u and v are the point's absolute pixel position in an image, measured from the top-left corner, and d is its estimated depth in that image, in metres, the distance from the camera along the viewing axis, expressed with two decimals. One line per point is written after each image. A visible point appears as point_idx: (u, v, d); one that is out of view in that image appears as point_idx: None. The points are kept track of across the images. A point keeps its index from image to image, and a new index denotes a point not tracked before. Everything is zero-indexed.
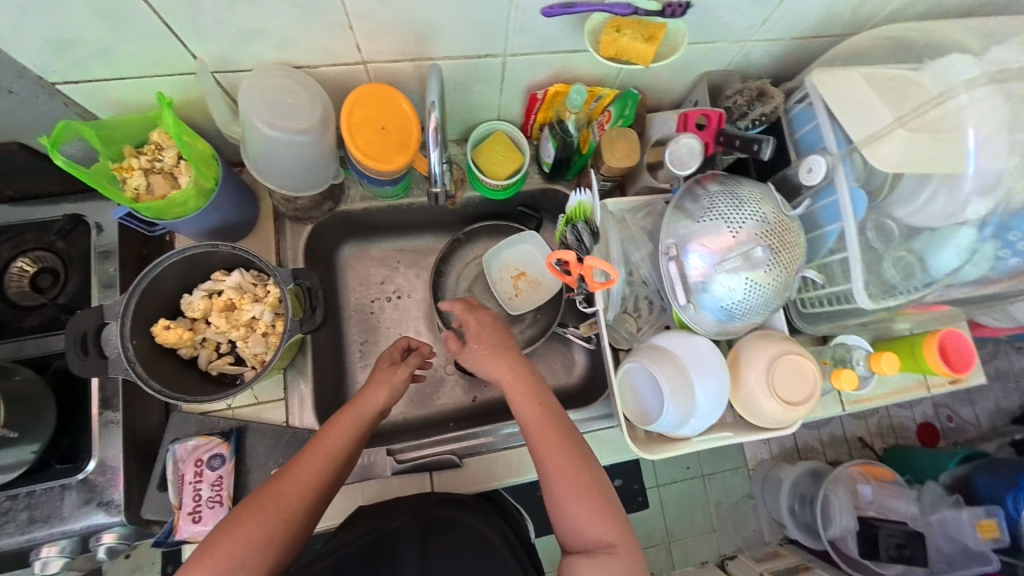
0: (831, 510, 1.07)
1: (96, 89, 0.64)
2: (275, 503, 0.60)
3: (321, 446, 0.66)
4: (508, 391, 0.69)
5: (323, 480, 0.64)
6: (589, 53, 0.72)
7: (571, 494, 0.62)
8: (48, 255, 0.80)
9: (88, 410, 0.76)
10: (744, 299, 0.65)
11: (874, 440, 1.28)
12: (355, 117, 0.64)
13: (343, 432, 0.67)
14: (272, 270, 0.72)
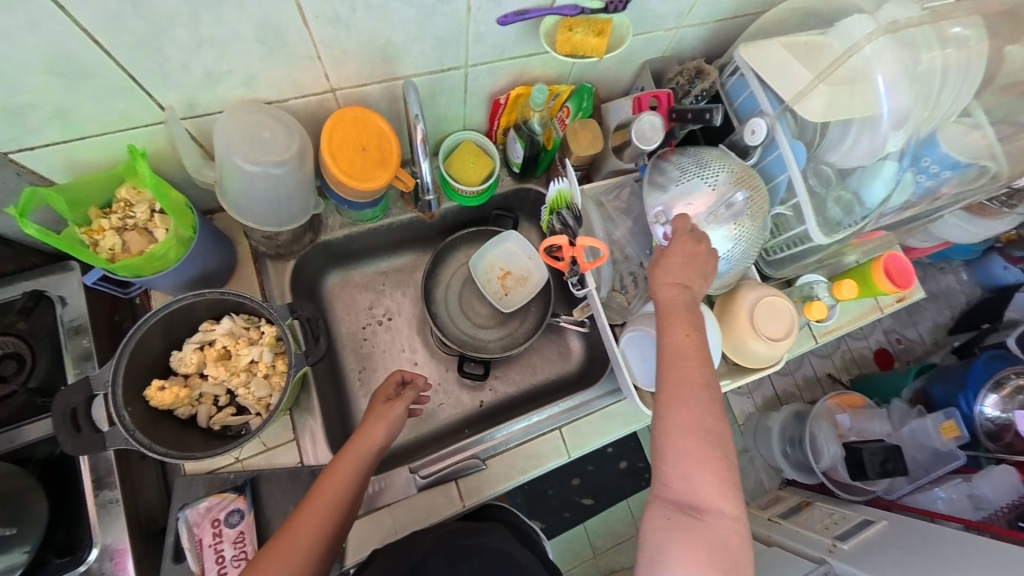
0: (819, 444, 1.16)
1: (53, 153, 0.62)
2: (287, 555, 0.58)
3: (327, 489, 0.64)
4: (663, 334, 0.63)
5: (329, 525, 0.62)
6: (543, 55, 0.77)
7: (693, 441, 0.57)
8: (7, 339, 0.73)
9: (79, 495, 0.69)
10: (735, 247, 0.72)
11: (841, 374, 1.38)
12: (334, 141, 0.65)
13: (346, 472, 0.67)
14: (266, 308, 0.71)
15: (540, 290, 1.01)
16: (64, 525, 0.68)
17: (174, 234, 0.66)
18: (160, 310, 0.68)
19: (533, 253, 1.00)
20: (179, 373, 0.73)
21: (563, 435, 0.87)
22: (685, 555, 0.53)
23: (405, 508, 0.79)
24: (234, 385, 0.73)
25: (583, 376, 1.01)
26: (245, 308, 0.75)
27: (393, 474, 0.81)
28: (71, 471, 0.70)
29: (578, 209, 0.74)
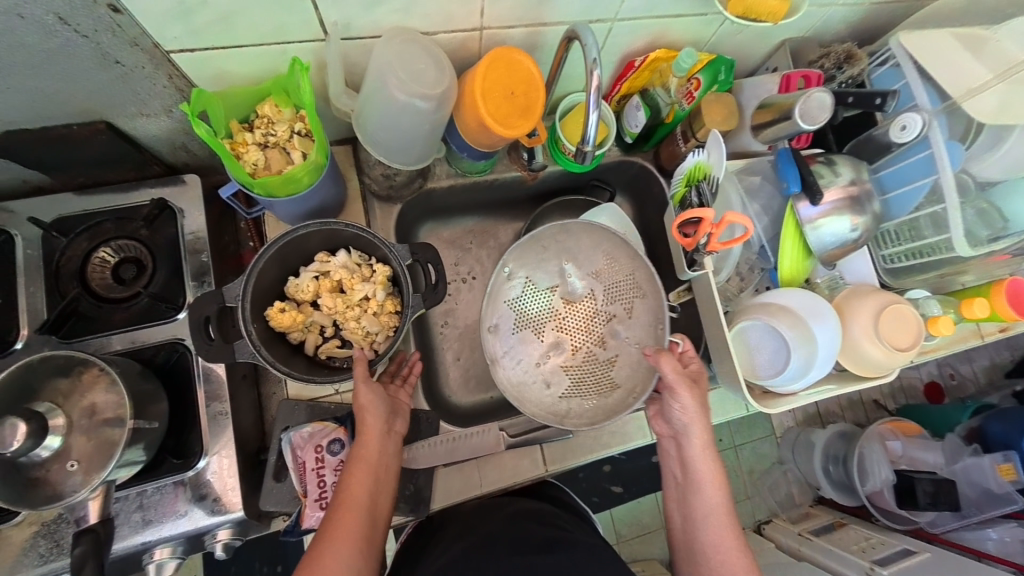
0: (867, 465, 1.11)
1: (209, 60, 0.61)
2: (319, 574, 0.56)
3: (345, 501, 0.62)
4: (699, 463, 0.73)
5: (358, 531, 0.61)
6: (690, 17, 0.73)
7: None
8: (131, 243, 0.75)
9: (194, 401, 0.72)
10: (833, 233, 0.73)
11: (887, 401, 1.31)
12: (487, 81, 0.64)
13: (363, 472, 0.65)
14: (391, 249, 0.70)
15: None
16: (176, 432, 0.72)
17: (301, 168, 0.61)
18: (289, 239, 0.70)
19: (628, 229, 0.96)
20: (294, 299, 0.74)
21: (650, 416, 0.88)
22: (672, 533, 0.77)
23: (490, 465, 0.82)
24: (343, 318, 0.74)
25: None
26: (363, 243, 0.74)
27: (483, 430, 0.80)
28: (187, 380, 0.73)
29: (717, 184, 0.70)
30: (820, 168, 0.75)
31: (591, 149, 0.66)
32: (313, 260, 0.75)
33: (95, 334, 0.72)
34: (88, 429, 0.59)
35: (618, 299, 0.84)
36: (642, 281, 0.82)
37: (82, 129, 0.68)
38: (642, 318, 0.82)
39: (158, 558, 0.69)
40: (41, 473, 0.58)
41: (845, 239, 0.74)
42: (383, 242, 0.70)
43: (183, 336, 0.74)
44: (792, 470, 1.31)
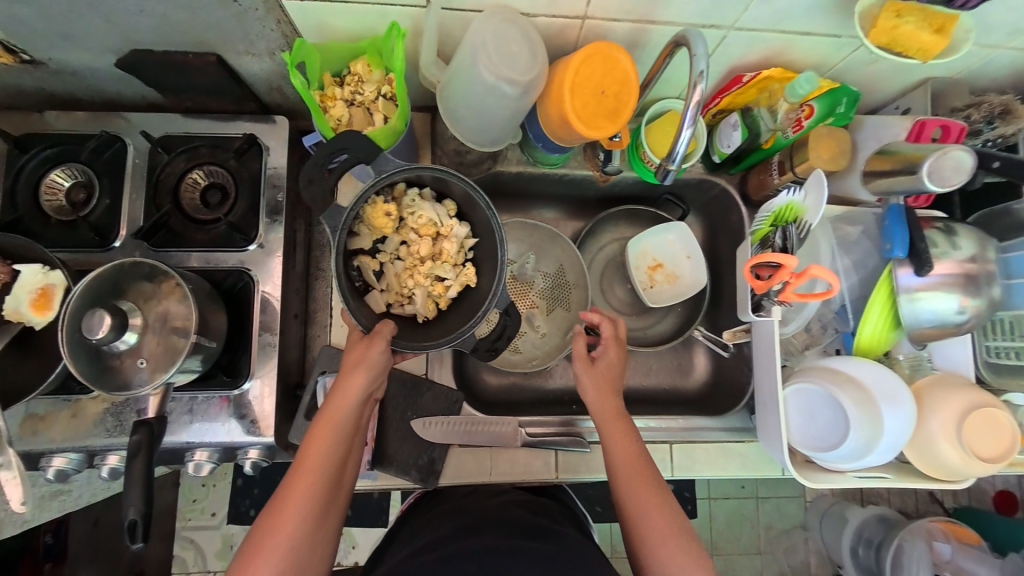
0: (904, 562, 0.99)
1: (316, 11, 0.63)
2: (268, 543, 0.59)
3: (298, 472, 0.62)
4: (603, 428, 0.70)
5: (313, 500, 0.61)
6: (818, 37, 0.65)
7: (658, 536, 0.62)
8: (220, 171, 0.81)
9: (247, 326, 0.79)
10: (932, 313, 0.64)
11: (946, 497, 1.17)
12: (579, 75, 0.61)
13: (328, 445, 0.63)
14: (490, 301, 0.68)
15: (689, 295, 0.92)
16: (229, 351, 0.78)
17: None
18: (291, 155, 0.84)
19: (693, 253, 0.91)
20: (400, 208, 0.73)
21: (672, 451, 0.85)
22: None
23: (504, 457, 0.82)
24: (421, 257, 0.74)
25: (699, 398, 0.94)
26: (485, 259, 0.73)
27: (500, 423, 0.81)
28: (245, 308, 0.79)
29: (808, 230, 0.63)
30: (936, 235, 0.65)
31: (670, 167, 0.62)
32: (443, 202, 0.74)
33: (176, 248, 0.79)
34: (160, 333, 0.66)
35: (552, 297, 0.92)
36: (574, 299, 0.91)
37: (197, 58, 0.74)
38: (557, 325, 0.91)
39: (196, 458, 0.77)
40: (115, 363, 0.64)
41: (946, 319, 0.65)
42: (500, 279, 0.69)
43: (249, 265, 0.80)
44: (815, 540, 1.21)
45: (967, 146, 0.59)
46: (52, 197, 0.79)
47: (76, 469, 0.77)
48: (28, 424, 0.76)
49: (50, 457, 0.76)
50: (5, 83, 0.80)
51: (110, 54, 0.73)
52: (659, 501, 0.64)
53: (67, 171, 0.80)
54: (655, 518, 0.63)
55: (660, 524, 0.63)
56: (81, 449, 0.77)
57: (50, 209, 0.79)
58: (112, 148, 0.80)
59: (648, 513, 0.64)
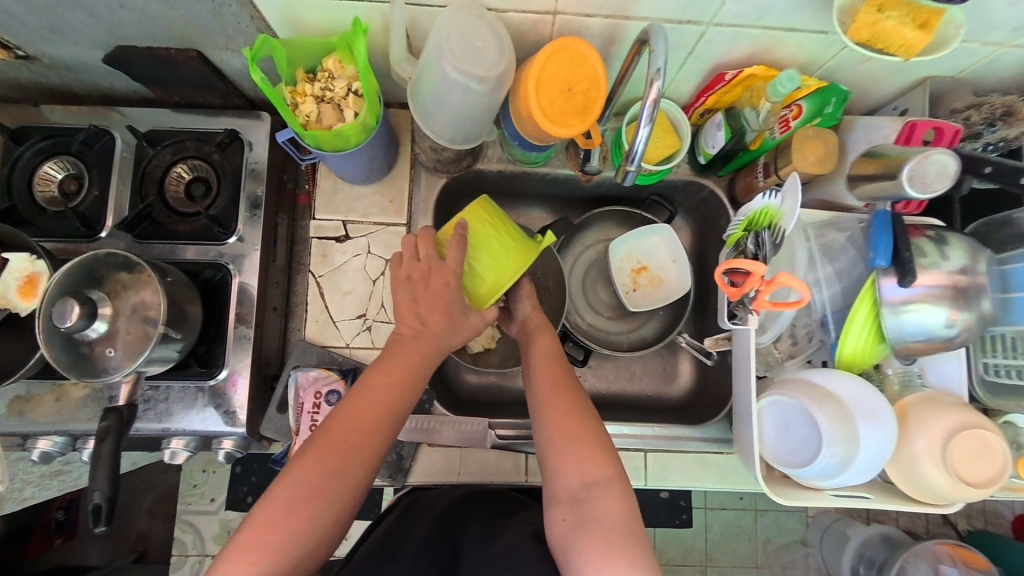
0: None
1: (287, 7, 0.63)
2: (334, 473, 0.57)
3: (370, 406, 0.61)
4: (531, 344, 0.73)
5: (382, 440, 0.61)
6: (804, 33, 0.62)
7: (561, 429, 0.63)
8: (203, 164, 0.83)
9: (224, 318, 0.80)
10: (919, 328, 0.61)
11: (958, 520, 1.11)
12: (544, 73, 0.59)
13: (405, 385, 0.63)
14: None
15: (675, 300, 0.90)
16: (206, 341, 0.80)
17: (506, 271, 0.67)
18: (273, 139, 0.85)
19: (679, 257, 0.89)
20: None
21: (648, 459, 0.83)
22: (554, 516, 0.61)
23: (474, 457, 0.81)
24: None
25: (683, 406, 0.91)
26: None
27: (471, 422, 0.81)
28: (222, 300, 0.80)
29: (782, 236, 0.60)
30: (926, 244, 0.61)
31: (634, 168, 0.60)
32: None
33: (158, 239, 0.81)
34: (132, 320, 0.67)
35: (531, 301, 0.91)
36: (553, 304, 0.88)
37: (179, 54, 0.75)
38: None
39: (173, 446, 0.78)
40: (86, 350, 0.66)
41: (934, 334, 0.61)
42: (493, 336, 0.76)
43: (227, 259, 0.82)
44: (816, 556, 1.15)
45: (953, 149, 0.56)
46: (45, 188, 0.82)
47: (60, 451, 0.80)
48: (16, 405, 0.79)
49: (36, 439, 0.79)
50: (7, 77, 0.83)
51: (97, 49, 0.75)
52: (568, 397, 0.66)
53: (59, 163, 0.82)
54: (557, 409, 0.65)
55: (558, 416, 0.64)
56: (65, 433, 0.79)
57: (43, 199, 0.82)
58: (101, 141, 0.82)
59: (556, 407, 0.65)
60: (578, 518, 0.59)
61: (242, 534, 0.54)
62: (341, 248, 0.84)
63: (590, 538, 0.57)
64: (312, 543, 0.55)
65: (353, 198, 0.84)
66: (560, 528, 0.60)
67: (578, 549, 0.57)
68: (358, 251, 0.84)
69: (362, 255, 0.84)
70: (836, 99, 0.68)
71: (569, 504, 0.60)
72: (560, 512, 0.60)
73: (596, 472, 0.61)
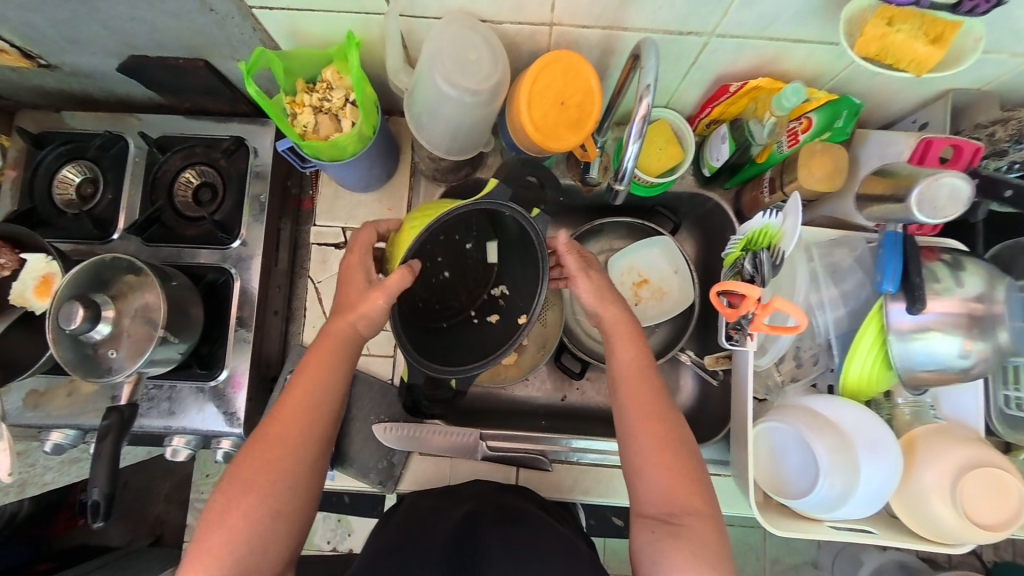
0: None
1: (287, 18, 0.64)
2: (273, 462, 0.58)
3: (298, 398, 0.62)
4: (612, 342, 0.68)
5: (314, 431, 0.61)
6: (813, 44, 0.59)
7: (651, 453, 0.62)
8: (211, 170, 0.85)
9: (226, 319, 0.82)
10: (928, 358, 0.57)
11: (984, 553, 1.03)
12: (536, 85, 0.58)
13: (325, 372, 0.63)
14: (458, 373, 0.63)
15: (676, 313, 0.87)
16: (208, 342, 0.82)
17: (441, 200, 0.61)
18: (276, 145, 0.86)
19: (681, 268, 0.86)
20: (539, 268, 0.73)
21: None
22: (640, 529, 0.60)
23: (464, 467, 0.81)
24: (457, 286, 0.73)
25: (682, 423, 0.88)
26: (489, 339, 0.68)
27: (461, 433, 0.80)
28: (224, 303, 0.82)
29: (781, 257, 0.57)
30: (940, 269, 0.58)
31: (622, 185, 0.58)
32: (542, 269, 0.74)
33: (166, 242, 0.83)
34: (135, 322, 0.69)
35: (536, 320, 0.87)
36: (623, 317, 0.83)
37: (188, 63, 0.77)
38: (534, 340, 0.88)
39: (174, 443, 0.81)
40: (91, 350, 0.68)
41: (946, 365, 0.57)
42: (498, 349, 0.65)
43: (230, 263, 0.83)
44: None
45: (965, 172, 0.52)
46: (64, 191, 0.85)
47: (72, 444, 0.83)
48: (32, 398, 0.82)
49: (49, 431, 0.82)
50: (33, 85, 0.87)
51: (112, 59, 0.78)
52: (657, 421, 0.63)
53: (77, 168, 0.85)
54: (653, 432, 0.63)
55: (643, 436, 0.63)
56: (77, 426, 0.82)
57: (61, 202, 0.85)
58: (116, 146, 0.85)
59: (645, 434, 0.63)
60: (667, 532, 0.58)
61: (206, 518, 0.56)
62: (339, 255, 0.84)
63: (679, 550, 0.57)
64: (255, 538, 0.56)
65: (353, 204, 0.85)
66: (646, 539, 0.59)
67: (663, 558, 0.57)
68: None
69: None
70: (846, 113, 0.65)
71: (660, 525, 0.59)
72: (644, 533, 0.59)
73: (682, 497, 0.60)
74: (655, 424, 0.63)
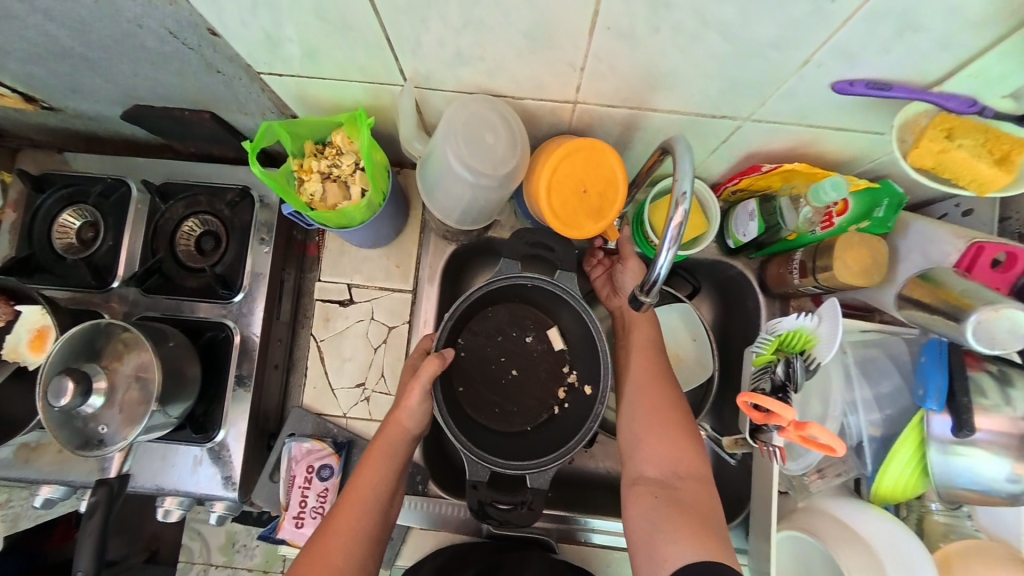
0: None
1: (296, 84, 0.61)
2: (337, 542, 0.60)
3: (360, 485, 0.63)
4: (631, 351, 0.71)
5: (375, 507, 0.63)
6: (854, 132, 0.55)
7: (650, 422, 0.64)
8: (214, 220, 0.82)
9: (223, 377, 0.79)
10: (972, 481, 0.53)
11: None
12: (557, 174, 0.56)
13: (388, 451, 0.65)
14: (530, 470, 0.63)
15: (693, 385, 0.81)
16: (205, 401, 0.79)
17: None
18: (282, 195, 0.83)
19: (699, 336, 0.81)
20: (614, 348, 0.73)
21: None
22: (637, 500, 0.61)
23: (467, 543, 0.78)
24: (530, 384, 0.74)
25: None
26: (571, 424, 0.70)
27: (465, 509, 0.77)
28: (223, 359, 0.79)
29: (816, 364, 0.55)
30: (985, 381, 0.53)
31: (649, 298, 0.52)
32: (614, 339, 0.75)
33: (166, 294, 0.81)
34: (129, 389, 0.66)
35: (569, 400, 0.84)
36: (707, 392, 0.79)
37: (193, 114, 0.74)
38: None
39: (166, 504, 0.78)
40: (81, 419, 0.65)
41: (990, 488, 0.53)
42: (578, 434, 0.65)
43: (230, 317, 0.81)
44: None
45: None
46: (64, 236, 0.83)
47: (62, 498, 0.81)
48: (22, 452, 0.80)
49: (40, 485, 0.80)
50: (36, 125, 0.85)
51: (117, 107, 0.75)
52: (657, 390, 0.67)
53: (78, 212, 0.83)
54: (649, 400, 0.66)
55: (646, 400, 0.66)
56: (67, 482, 0.79)
57: (60, 247, 0.82)
58: (118, 192, 0.82)
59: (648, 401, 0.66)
60: (664, 495, 0.60)
61: None
62: (343, 313, 0.81)
63: (670, 505, 0.58)
64: None
65: (359, 260, 0.82)
66: (644, 505, 0.60)
67: (653, 513, 0.58)
68: (361, 316, 0.81)
69: (365, 320, 0.81)
70: (886, 198, 0.61)
71: (659, 488, 0.61)
72: (640, 497, 0.61)
73: (685, 463, 0.61)
74: (661, 401, 0.66)
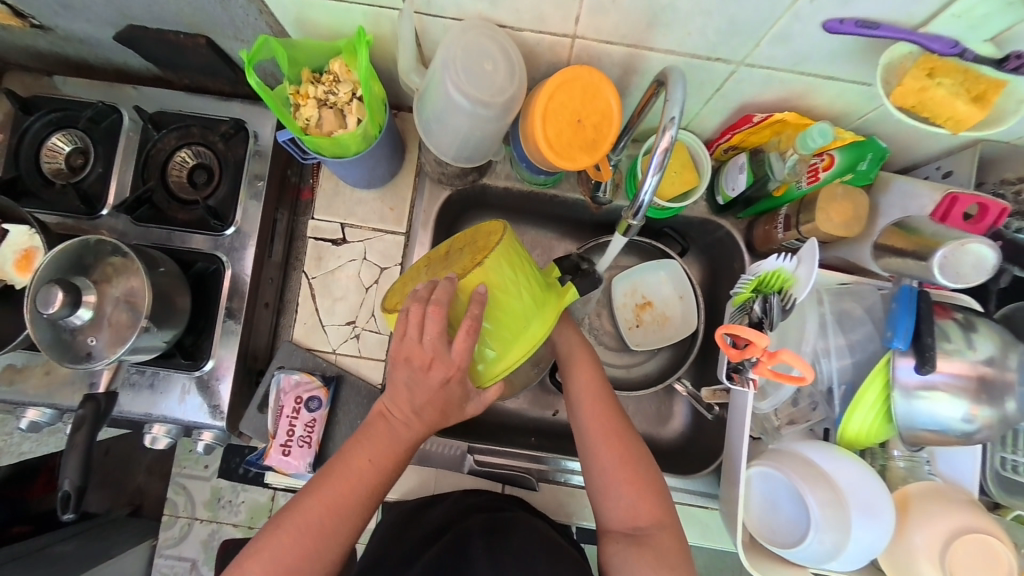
0: None
1: (295, 5, 0.60)
2: (322, 529, 0.54)
3: (351, 475, 0.56)
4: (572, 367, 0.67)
5: (362, 499, 0.56)
6: (843, 82, 0.57)
7: (615, 474, 0.61)
8: (207, 152, 0.81)
9: (214, 308, 0.79)
10: (930, 422, 0.56)
11: None
12: (553, 103, 0.58)
13: (382, 448, 0.57)
14: None
15: (677, 340, 0.84)
16: (195, 331, 0.79)
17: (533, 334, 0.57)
18: (277, 131, 0.83)
19: (686, 294, 0.83)
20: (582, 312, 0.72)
21: None
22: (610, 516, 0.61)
23: (450, 482, 0.79)
24: None
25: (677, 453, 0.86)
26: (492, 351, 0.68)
27: (449, 445, 0.80)
28: (213, 291, 0.80)
29: (792, 303, 0.57)
30: (951, 328, 0.56)
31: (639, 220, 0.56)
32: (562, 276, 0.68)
33: (156, 224, 0.80)
34: (118, 308, 0.66)
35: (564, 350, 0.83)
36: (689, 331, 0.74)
37: (187, 39, 0.73)
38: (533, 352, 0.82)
39: (153, 432, 0.78)
40: (68, 335, 0.65)
41: (948, 427, 0.56)
42: None
43: (222, 251, 0.81)
44: None
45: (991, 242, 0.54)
46: (52, 160, 0.82)
47: (48, 422, 0.81)
48: (8, 374, 0.80)
49: (25, 408, 0.80)
50: (25, 45, 0.83)
51: (109, 27, 0.74)
52: (619, 444, 0.62)
53: (67, 136, 0.81)
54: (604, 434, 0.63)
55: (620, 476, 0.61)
56: (53, 406, 0.80)
57: (49, 171, 0.81)
58: (109, 118, 0.81)
59: (608, 455, 0.61)
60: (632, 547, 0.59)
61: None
62: (336, 252, 0.82)
63: (643, 558, 0.57)
64: None
65: (353, 202, 0.82)
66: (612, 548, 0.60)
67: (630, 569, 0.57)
68: (353, 256, 0.82)
69: (357, 260, 0.82)
70: (873, 151, 0.63)
71: (625, 537, 0.60)
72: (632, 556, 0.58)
73: (646, 510, 0.60)
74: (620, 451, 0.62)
